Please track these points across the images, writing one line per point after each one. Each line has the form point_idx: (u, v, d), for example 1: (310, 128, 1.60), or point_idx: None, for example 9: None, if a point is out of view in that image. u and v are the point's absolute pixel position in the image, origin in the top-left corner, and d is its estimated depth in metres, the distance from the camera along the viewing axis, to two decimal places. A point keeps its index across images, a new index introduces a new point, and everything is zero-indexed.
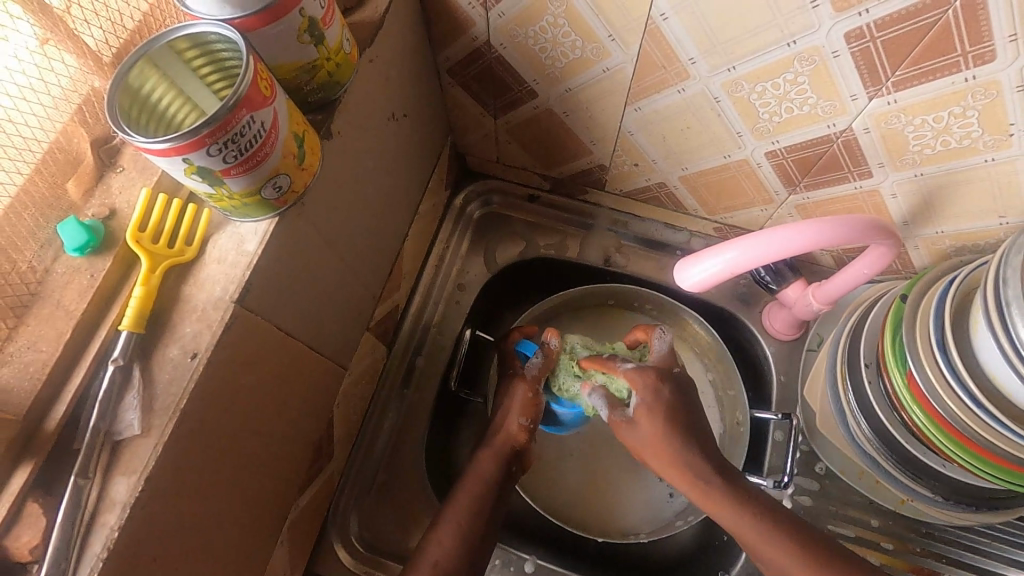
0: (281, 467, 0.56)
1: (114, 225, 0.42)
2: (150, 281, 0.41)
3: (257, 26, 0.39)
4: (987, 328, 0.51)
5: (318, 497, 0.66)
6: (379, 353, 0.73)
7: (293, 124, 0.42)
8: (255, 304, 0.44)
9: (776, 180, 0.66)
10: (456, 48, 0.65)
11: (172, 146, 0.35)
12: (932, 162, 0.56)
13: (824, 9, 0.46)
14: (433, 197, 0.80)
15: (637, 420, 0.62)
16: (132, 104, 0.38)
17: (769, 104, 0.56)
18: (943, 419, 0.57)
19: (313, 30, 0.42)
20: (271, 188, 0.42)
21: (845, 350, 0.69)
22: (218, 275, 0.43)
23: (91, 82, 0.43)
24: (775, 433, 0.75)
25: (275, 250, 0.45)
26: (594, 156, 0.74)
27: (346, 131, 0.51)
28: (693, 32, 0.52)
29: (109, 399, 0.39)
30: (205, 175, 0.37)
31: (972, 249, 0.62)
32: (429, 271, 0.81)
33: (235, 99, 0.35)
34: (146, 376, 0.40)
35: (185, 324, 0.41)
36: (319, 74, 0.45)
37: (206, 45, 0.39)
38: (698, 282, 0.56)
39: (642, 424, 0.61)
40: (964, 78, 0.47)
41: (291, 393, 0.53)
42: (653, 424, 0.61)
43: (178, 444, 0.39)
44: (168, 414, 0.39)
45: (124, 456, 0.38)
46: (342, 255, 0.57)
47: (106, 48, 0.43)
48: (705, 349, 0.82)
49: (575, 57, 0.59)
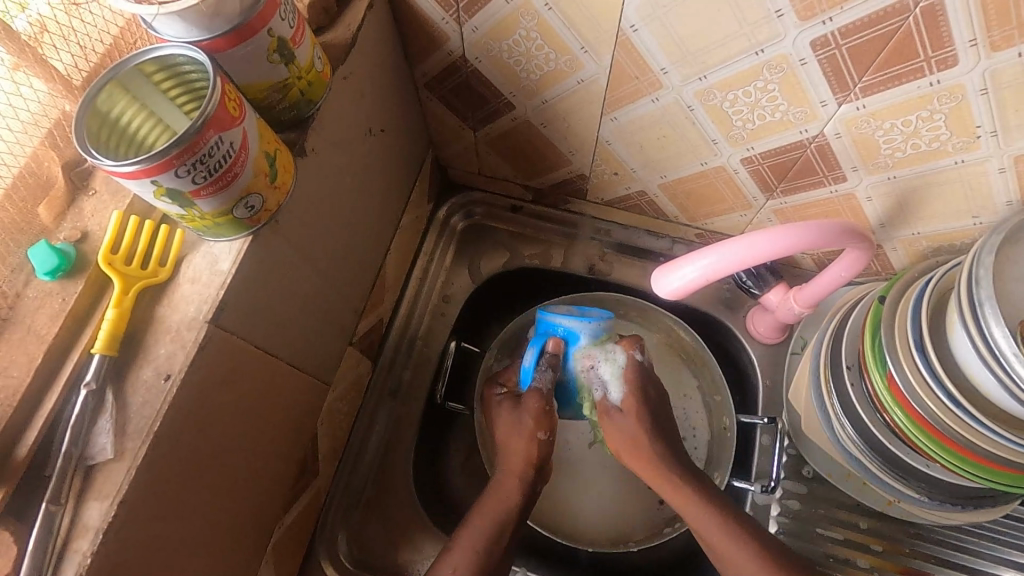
0: (264, 486, 0.55)
1: (87, 248, 0.42)
2: (123, 303, 0.41)
3: (226, 48, 0.39)
4: (962, 328, 0.51)
5: (304, 515, 0.65)
6: (364, 368, 0.73)
7: (264, 143, 0.42)
8: (231, 323, 0.44)
9: (753, 186, 0.67)
10: (432, 63, 0.65)
11: (141, 169, 0.35)
12: (905, 165, 0.56)
13: (789, 18, 0.46)
14: (416, 209, 0.81)
15: (624, 408, 0.68)
16: (101, 127, 0.38)
17: (741, 111, 0.57)
18: (923, 419, 0.57)
19: (282, 50, 0.42)
20: (243, 208, 0.42)
21: (828, 353, 0.69)
22: (192, 295, 0.42)
23: (61, 106, 0.42)
24: (762, 438, 0.76)
25: (250, 269, 0.45)
26: (574, 165, 0.74)
27: (321, 148, 0.51)
28: (663, 43, 0.52)
29: (81, 424, 0.38)
30: (175, 196, 0.38)
31: (948, 249, 0.63)
32: (414, 284, 0.81)
33: (203, 120, 0.36)
34: (119, 399, 0.40)
35: (158, 345, 0.41)
36: (290, 94, 0.45)
37: (175, 67, 0.40)
38: (676, 289, 0.56)
39: (626, 411, 0.68)
40: (929, 83, 0.47)
41: (272, 410, 0.53)
42: (637, 419, 0.67)
43: (153, 467, 0.39)
44: (142, 437, 0.39)
45: (97, 481, 0.38)
46: (322, 270, 0.57)
47: (76, 73, 0.43)
48: (692, 356, 0.83)
49: (550, 69, 0.60)
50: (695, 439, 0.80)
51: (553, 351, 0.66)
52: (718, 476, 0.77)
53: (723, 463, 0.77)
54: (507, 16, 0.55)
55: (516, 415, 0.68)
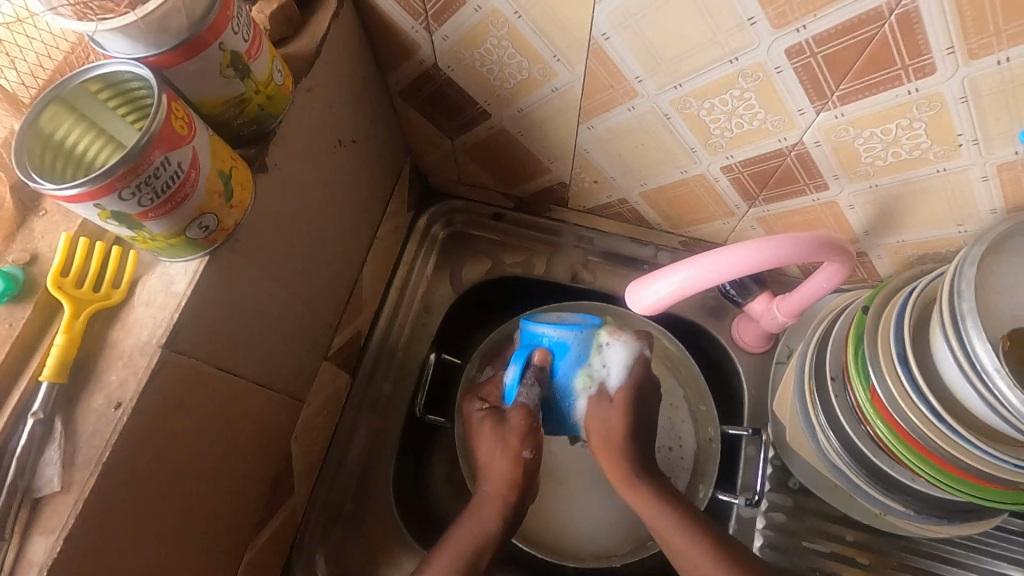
0: (233, 507, 0.54)
1: (36, 271, 0.41)
2: (73, 328, 0.40)
3: (175, 63, 0.38)
4: (944, 341, 0.50)
5: (278, 533, 0.64)
6: (341, 381, 0.72)
7: (217, 160, 0.40)
8: (187, 346, 0.42)
9: (735, 194, 0.65)
10: (405, 72, 0.64)
11: (82, 192, 0.34)
12: (886, 173, 0.55)
13: (762, 25, 0.45)
14: (395, 218, 0.79)
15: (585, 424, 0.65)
16: (45, 150, 0.37)
17: (718, 119, 0.56)
18: (907, 432, 0.56)
19: (236, 63, 0.41)
20: (197, 228, 0.40)
21: (812, 363, 0.67)
22: (146, 318, 0.41)
23: (8, 124, 0.42)
24: (747, 449, 0.74)
25: (208, 290, 0.43)
26: (554, 173, 0.73)
27: (285, 162, 0.50)
28: (636, 51, 0.51)
29: (27, 455, 0.37)
30: (121, 218, 0.36)
31: (933, 257, 0.62)
32: (393, 294, 0.80)
33: (146, 139, 0.34)
34: (68, 428, 0.38)
35: (110, 371, 0.40)
36: (248, 108, 0.44)
37: (121, 84, 0.38)
38: (652, 303, 0.55)
39: (618, 405, 0.64)
40: (907, 91, 0.46)
41: (238, 430, 0.52)
42: (626, 413, 0.64)
43: (103, 498, 0.38)
44: (90, 467, 0.37)
45: (44, 515, 0.37)
46: (291, 286, 0.56)
47: (23, 90, 0.41)
48: (677, 364, 0.81)
49: (523, 78, 0.58)
50: (681, 449, 0.78)
51: (540, 363, 0.62)
52: (704, 488, 0.75)
53: (708, 474, 0.76)
54: (477, 25, 0.53)
55: (495, 430, 0.64)
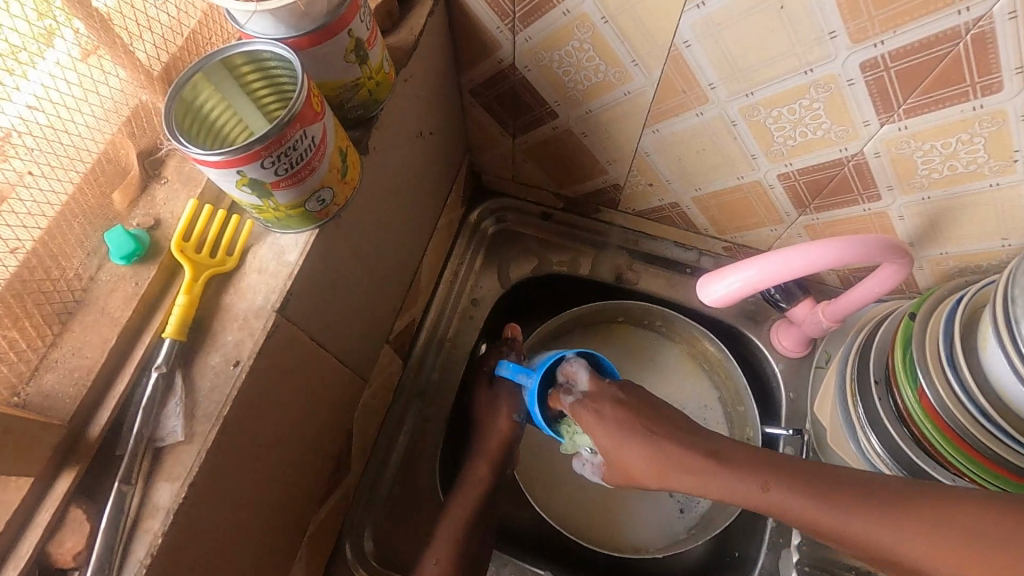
0: (304, 477, 0.55)
1: (159, 234, 0.43)
2: (193, 289, 0.42)
3: (309, 47, 0.41)
4: (995, 345, 0.53)
5: (335, 509, 0.65)
6: (396, 366, 0.74)
7: (338, 139, 0.43)
8: (293, 314, 0.44)
9: (787, 202, 0.68)
10: (480, 70, 0.67)
11: (228, 159, 0.36)
12: (939, 186, 0.58)
13: (841, 39, 0.48)
14: (450, 213, 0.82)
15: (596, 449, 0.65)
16: (185, 115, 0.39)
17: (784, 127, 0.59)
18: (955, 434, 0.58)
19: (358, 50, 0.44)
20: (315, 201, 0.43)
21: (854, 368, 0.70)
22: (259, 284, 0.43)
23: (140, 97, 0.44)
24: (786, 449, 0.76)
25: (314, 262, 0.45)
26: (609, 175, 0.76)
27: (380, 147, 0.53)
28: (714, 59, 0.54)
29: (153, 406, 0.39)
30: (256, 187, 0.39)
31: (973, 268, 0.65)
32: (444, 285, 0.83)
33: (290, 115, 0.37)
34: (188, 383, 0.41)
35: (226, 332, 0.42)
36: (360, 93, 0.47)
37: (260, 62, 0.41)
38: (717, 298, 0.58)
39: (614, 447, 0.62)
40: (972, 107, 0.49)
41: (319, 402, 0.54)
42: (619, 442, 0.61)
43: (219, 450, 0.40)
44: (211, 420, 0.39)
45: (167, 463, 0.39)
46: (370, 266, 0.58)
47: (156, 63, 0.44)
48: (715, 366, 0.84)
49: (598, 80, 0.62)
50: None
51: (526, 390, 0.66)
52: None
53: None
54: (561, 28, 0.57)
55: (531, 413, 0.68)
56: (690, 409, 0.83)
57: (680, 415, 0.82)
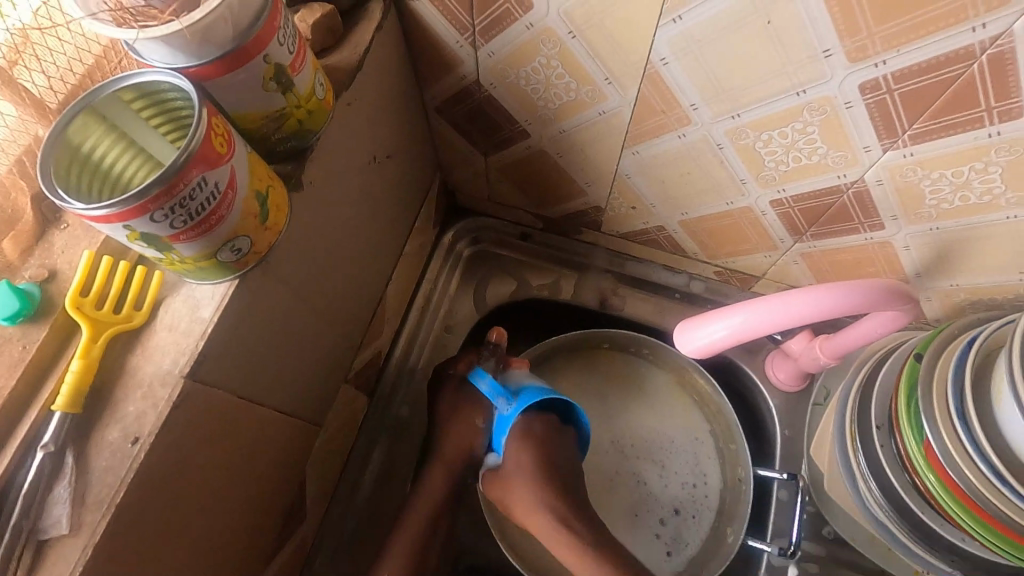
0: (242, 540, 0.51)
1: (54, 289, 0.38)
2: (91, 352, 0.37)
3: (216, 76, 0.35)
4: (1010, 397, 0.47)
5: (287, 564, 0.60)
6: (358, 404, 0.69)
7: (254, 180, 0.38)
8: (209, 376, 0.39)
9: (781, 229, 0.62)
10: (443, 87, 0.61)
11: (113, 213, 0.31)
12: (950, 217, 0.52)
13: (837, 58, 0.42)
14: (421, 235, 0.77)
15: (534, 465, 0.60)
16: (70, 162, 0.34)
17: (775, 152, 0.53)
18: (965, 493, 0.51)
19: (280, 77, 0.38)
20: (229, 251, 0.38)
21: (854, 410, 0.64)
22: (168, 345, 0.38)
23: (34, 131, 0.39)
24: (780, 493, 0.70)
25: (234, 317, 0.40)
26: (589, 196, 0.70)
27: (319, 179, 0.47)
28: (695, 78, 0.48)
29: (35, 493, 0.34)
30: (151, 241, 0.33)
31: (988, 304, 0.58)
32: (416, 313, 0.77)
33: (185, 158, 0.32)
34: (81, 463, 0.36)
35: (128, 402, 0.37)
36: (288, 123, 0.41)
37: (157, 94, 0.35)
38: (701, 345, 0.52)
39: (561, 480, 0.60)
40: (987, 134, 0.43)
41: (255, 460, 0.49)
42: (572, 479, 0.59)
43: (113, 541, 0.35)
44: (102, 509, 0.34)
45: (49, 560, 0.34)
46: (317, 307, 0.53)
47: (50, 95, 0.39)
48: (705, 398, 0.78)
49: (570, 99, 0.56)
50: (706, 488, 0.74)
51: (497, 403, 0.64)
52: (732, 532, 0.71)
53: (737, 517, 0.71)
54: (526, 43, 0.51)
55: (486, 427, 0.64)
56: (678, 443, 0.77)
57: (667, 449, 0.76)
